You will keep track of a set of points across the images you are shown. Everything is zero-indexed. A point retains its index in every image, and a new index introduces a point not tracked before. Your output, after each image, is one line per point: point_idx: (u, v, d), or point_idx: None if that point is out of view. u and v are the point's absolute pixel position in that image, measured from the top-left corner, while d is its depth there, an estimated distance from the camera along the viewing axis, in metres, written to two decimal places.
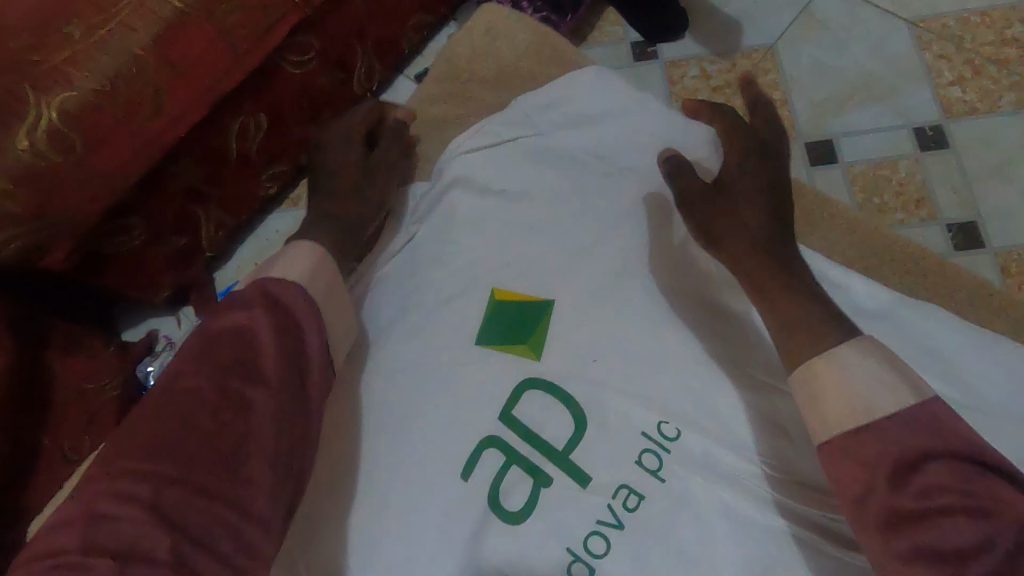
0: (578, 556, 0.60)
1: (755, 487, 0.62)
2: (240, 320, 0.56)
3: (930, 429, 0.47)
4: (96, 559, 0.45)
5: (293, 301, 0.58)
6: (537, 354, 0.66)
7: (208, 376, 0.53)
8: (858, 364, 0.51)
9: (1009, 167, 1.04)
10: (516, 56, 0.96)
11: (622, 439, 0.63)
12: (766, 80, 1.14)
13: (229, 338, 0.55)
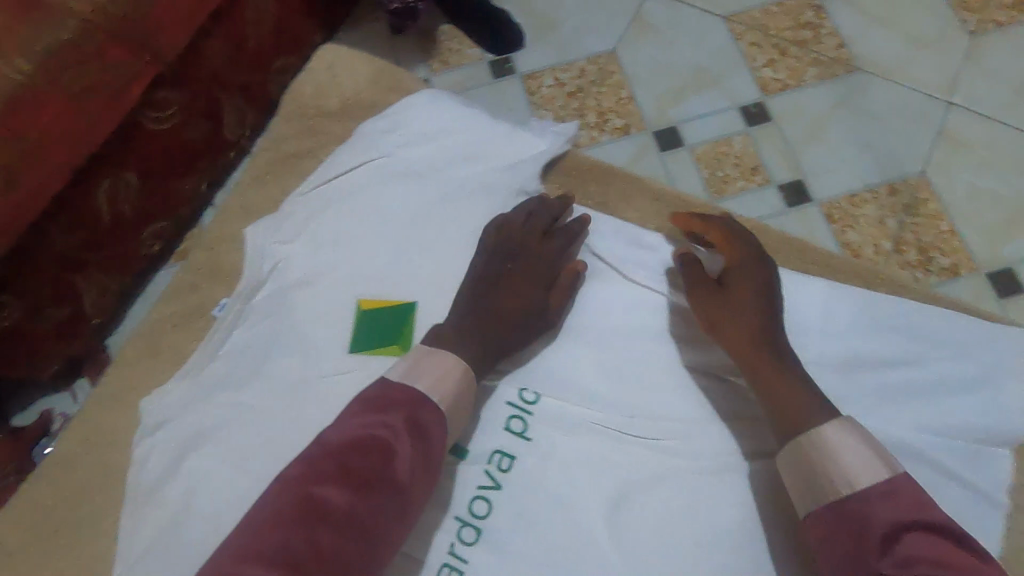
0: (464, 522, 0.81)
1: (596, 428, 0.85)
2: (373, 426, 0.67)
3: (909, 505, 0.63)
4: None
5: (433, 420, 0.70)
6: (403, 347, 0.84)
7: (363, 469, 0.64)
8: (843, 443, 0.69)
9: (821, 130, 1.20)
10: (355, 86, 1.08)
11: (495, 415, 0.86)
12: (613, 81, 1.27)
13: (355, 451, 0.65)
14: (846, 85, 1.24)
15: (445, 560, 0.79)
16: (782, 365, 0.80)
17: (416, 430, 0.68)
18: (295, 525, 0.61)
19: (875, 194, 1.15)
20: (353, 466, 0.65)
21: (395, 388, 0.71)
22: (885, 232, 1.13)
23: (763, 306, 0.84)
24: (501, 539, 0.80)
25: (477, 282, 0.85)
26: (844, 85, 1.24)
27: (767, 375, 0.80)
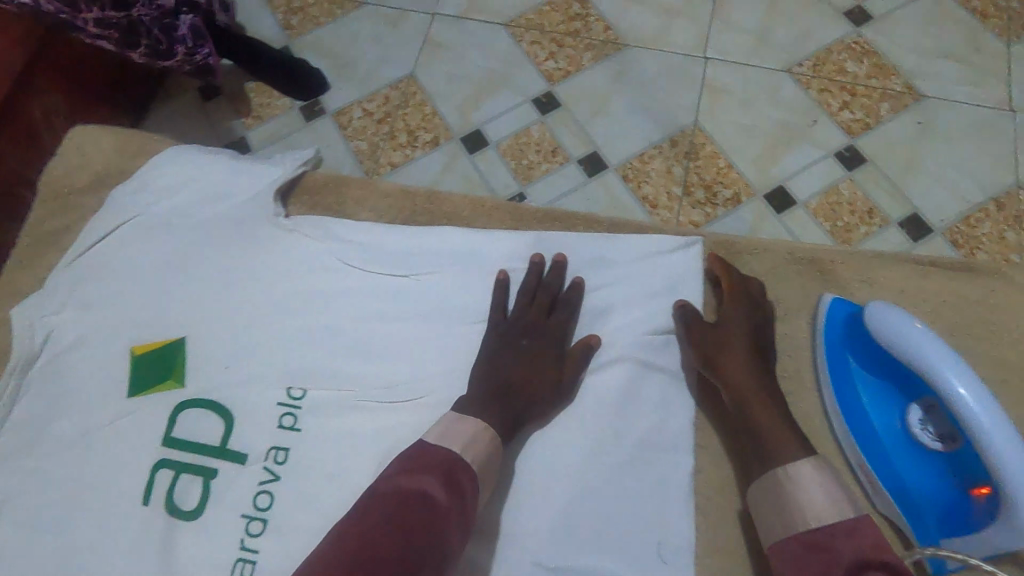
0: (251, 516, 0.59)
1: (388, 404, 0.63)
2: (423, 489, 0.47)
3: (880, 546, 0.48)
4: None
5: (465, 490, 0.50)
6: (180, 382, 0.64)
7: (424, 514, 0.45)
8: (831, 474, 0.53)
9: (605, 105, 1.31)
10: None
11: (261, 419, 0.63)
12: (417, 101, 1.35)
13: (393, 511, 0.45)
14: (618, 62, 1.34)
15: (238, 555, 0.58)
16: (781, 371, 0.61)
17: (455, 493, 0.49)
18: (356, 572, 0.41)
19: (660, 149, 1.27)
20: (363, 514, 0.46)
21: (433, 450, 0.51)
22: (673, 179, 1.26)
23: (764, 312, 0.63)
24: (290, 521, 0.59)
25: (500, 354, 0.61)
26: (617, 63, 1.34)
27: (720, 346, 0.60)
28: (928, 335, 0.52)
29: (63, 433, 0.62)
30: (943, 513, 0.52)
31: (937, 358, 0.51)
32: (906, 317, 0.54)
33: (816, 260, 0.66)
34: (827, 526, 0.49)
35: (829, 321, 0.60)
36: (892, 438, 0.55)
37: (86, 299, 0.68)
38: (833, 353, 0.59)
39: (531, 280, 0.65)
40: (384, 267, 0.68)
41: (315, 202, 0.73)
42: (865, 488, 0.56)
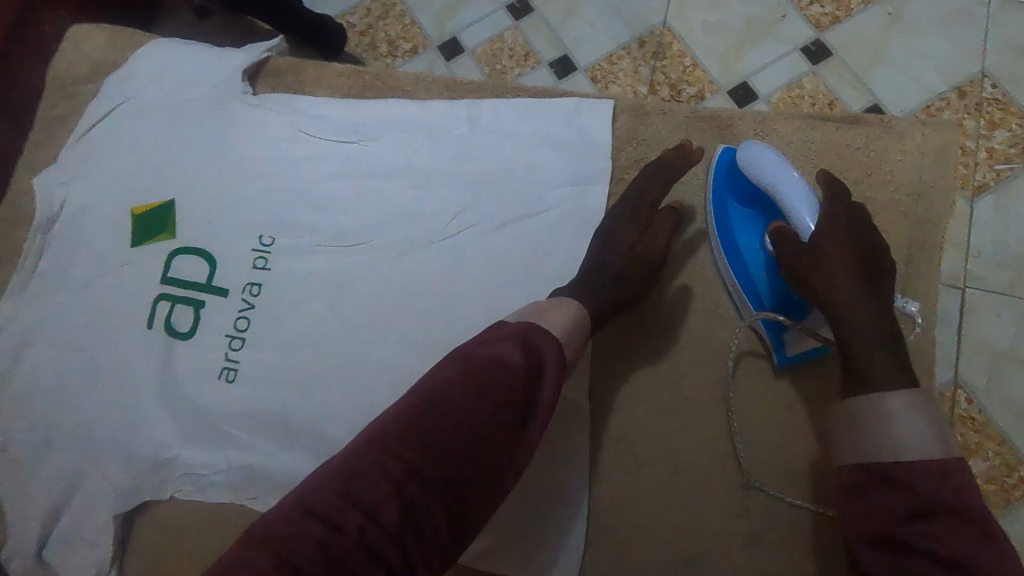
0: (233, 336, 0.73)
1: (340, 249, 0.75)
2: (535, 339, 0.57)
3: (949, 483, 0.49)
4: (381, 495, 0.49)
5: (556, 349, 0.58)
6: (173, 234, 0.77)
7: (510, 385, 0.54)
8: (900, 417, 0.53)
9: (576, 8, 1.37)
10: None
11: (238, 262, 0.75)
12: (396, 12, 1.42)
13: (524, 346, 0.56)
14: None
15: (224, 365, 0.72)
16: (873, 286, 0.59)
17: (535, 359, 0.56)
18: (481, 388, 0.53)
19: (627, 50, 1.34)
20: (497, 368, 0.55)
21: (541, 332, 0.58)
22: (640, 78, 1.32)
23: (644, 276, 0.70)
24: (264, 340, 0.73)
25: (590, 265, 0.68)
26: None
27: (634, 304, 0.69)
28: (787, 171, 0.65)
29: (81, 276, 0.77)
30: (784, 307, 0.68)
31: (789, 201, 0.64)
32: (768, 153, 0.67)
33: (716, 117, 0.76)
34: (903, 463, 0.51)
35: (719, 167, 0.73)
36: (751, 257, 0.70)
37: (90, 169, 0.80)
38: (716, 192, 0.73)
39: (626, 219, 0.70)
40: (336, 135, 0.78)
41: (279, 81, 0.83)
42: (734, 297, 0.74)
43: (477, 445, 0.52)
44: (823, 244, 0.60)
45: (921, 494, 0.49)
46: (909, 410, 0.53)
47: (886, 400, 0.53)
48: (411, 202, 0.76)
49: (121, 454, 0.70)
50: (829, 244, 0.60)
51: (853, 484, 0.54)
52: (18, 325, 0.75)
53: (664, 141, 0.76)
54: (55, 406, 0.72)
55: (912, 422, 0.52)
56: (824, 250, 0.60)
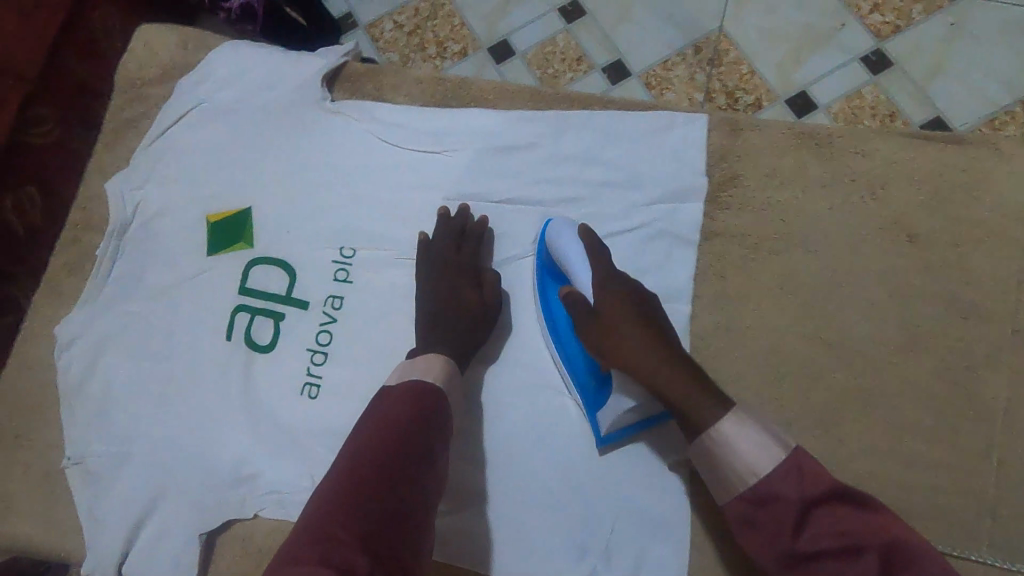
0: (314, 350, 0.71)
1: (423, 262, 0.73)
2: (393, 396, 0.58)
3: (810, 482, 0.50)
4: (324, 556, 0.43)
5: (431, 397, 0.58)
6: (250, 243, 0.75)
7: (403, 434, 0.53)
8: (736, 434, 0.53)
9: (629, 13, 1.34)
10: None
11: (317, 274, 0.73)
12: (445, 13, 1.39)
13: (412, 398, 0.57)
14: None
15: (305, 381, 0.70)
16: (649, 328, 0.60)
17: (420, 407, 0.57)
18: (382, 440, 0.52)
19: (681, 57, 1.30)
20: (376, 432, 0.53)
21: (395, 390, 0.59)
22: (695, 86, 1.29)
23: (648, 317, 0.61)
24: (346, 356, 0.71)
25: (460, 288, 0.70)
26: None
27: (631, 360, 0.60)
28: (585, 259, 0.67)
29: (155, 284, 0.75)
30: (597, 385, 0.67)
31: (587, 284, 0.66)
32: (568, 228, 0.69)
33: (814, 133, 0.71)
34: (766, 480, 0.51)
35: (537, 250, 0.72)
36: (563, 325, 0.69)
37: (164, 174, 0.78)
38: (538, 272, 0.72)
39: (449, 248, 0.71)
40: (417, 144, 0.76)
41: (355, 88, 0.80)
42: (562, 377, 0.70)
43: (402, 488, 0.49)
44: (607, 315, 0.62)
45: (791, 501, 0.50)
46: (753, 437, 0.52)
47: (721, 426, 0.54)
48: (495, 216, 0.74)
49: (201, 469, 0.68)
50: (606, 308, 0.62)
51: (744, 517, 0.52)
52: (93, 334, 0.74)
53: (756, 159, 0.71)
54: (132, 419, 0.71)
55: (749, 438, 0.52)
56: (603, 313, 0.62)
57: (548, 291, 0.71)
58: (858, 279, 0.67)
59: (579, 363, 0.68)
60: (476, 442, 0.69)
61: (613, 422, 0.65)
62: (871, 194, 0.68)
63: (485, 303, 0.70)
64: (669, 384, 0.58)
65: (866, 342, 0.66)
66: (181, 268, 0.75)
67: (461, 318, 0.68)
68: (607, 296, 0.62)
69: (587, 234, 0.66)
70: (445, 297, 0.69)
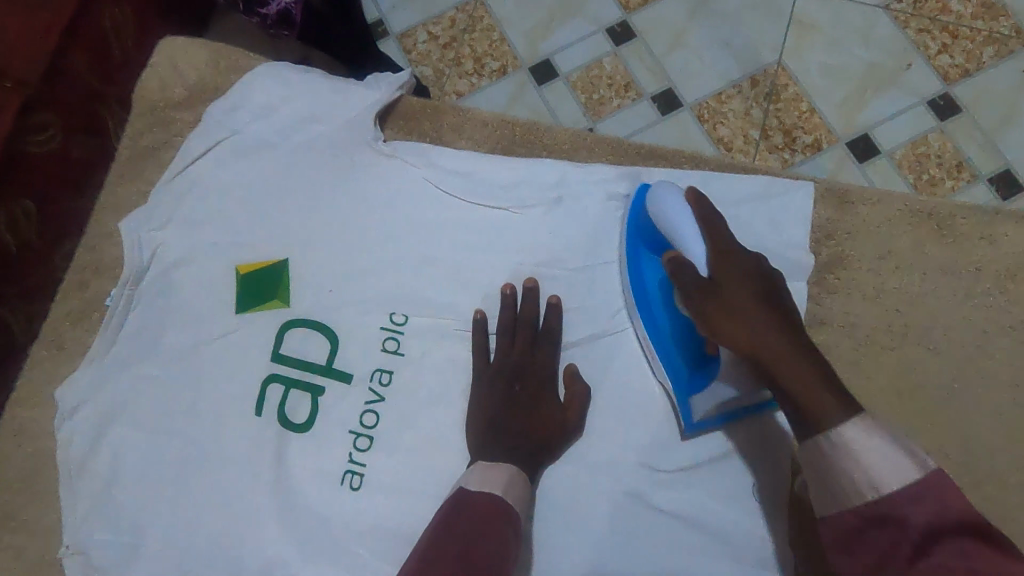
0: (358, 433, 0.62)
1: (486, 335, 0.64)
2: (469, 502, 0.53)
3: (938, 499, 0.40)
4: None
5: (505, 512, 0.53)
6: (286, 302, 0.66)
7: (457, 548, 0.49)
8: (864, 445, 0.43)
9: (683, 36, 1.16)
10: None
11: (363, 342, 0.64)
12: (483, 26, 1.21)
13: (482, 507, 0.52)
14: None
15: (347, 468, 0.62)
16: (778, 312, 0.51)
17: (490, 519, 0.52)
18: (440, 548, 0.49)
19: (739, 89, 1.13)
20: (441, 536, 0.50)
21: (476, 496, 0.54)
22: (752, 121, 1.11)
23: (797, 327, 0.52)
24: (395, 440, 0.62)
25: (523, 396, 0.61)
26: None
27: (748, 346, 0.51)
28: (698, 234, 0.57)
29: (175, 344, 0.65)
30: (692, 366, 0.61)
31: (697, 255, 0.56)
32: (679, 205, 0.59)
33: (932, 212, 0.63)
34: (887, 495, 0.41)
35: (632, 208, 0.65)
36: (655, 293, 0.63)
37: (188, 215, 0.69)
38: (629, 233, 0.65)
39: (508, 346, 0.62)
40: (483, 197, 0.67)
41: (412, 128, 0.72)
42: (646, 356, 0.64)
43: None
44: (724, 285, 0.53)
45: (911, 527, 0.40)
46: (883, 449, 0.43)
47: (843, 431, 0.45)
48: (566, 284, 0.65)
49: (221, 569, 0.59)
50: (725, 278, 0.53)
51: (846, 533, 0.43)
52: (98, 400, 0.64)
53: (871, 239, 0.63)
54: (141, 504, 0.61)
55: (872, 443, 0.43)
56: (721, 288, 0.53)
57: (640, 259, 0.64)
58: (984, 384, 0.60)
59: (682, 360, 0.61)
60: (540, 552, 0.59)
61: (710, 408, 0.60)
62: (997, 288, 0.61)
63: (561, 413, 0.61)
64: (789, 365, 0.50)
65: (991, 458, 0.58)
66: (206, 327, 0.66)
67: (533, 431, 0.59)
68: (720, 260, 0.54)
69: (698, 200, 0.58)
70: (505, 404, 0.60)
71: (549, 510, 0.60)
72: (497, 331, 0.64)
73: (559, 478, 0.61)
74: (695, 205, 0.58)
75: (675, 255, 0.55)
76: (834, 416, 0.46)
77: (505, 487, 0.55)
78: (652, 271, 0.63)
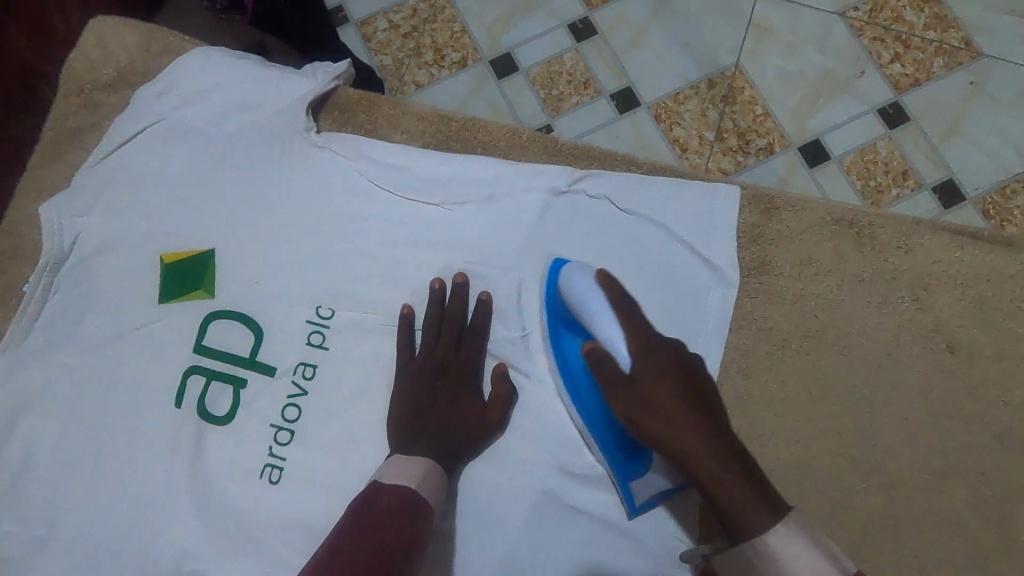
0: (279, 426, 0.62)
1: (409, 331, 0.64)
2: (383, 501, 0.52)
3: None
4: None
5: (415, 507, 0.52)
6: (210, 293, 0.65)
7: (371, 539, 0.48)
8: None
9: (643, 36, 1.16)
10: None
11: (289, 335, 0.64)
12: (445, 16, 1.19)
13: (392, 504, 0.52)
14: None
15: (266, 462, 0.61)
16: (698, 409, 0.52)
17: (402, 516, 0.51)
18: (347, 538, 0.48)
19: (695, 90, 1.13)
20: (349, 528, 0.49)
21: (386, 491, 0.53)
22: (708, 123, 1.12)
23: (698, 388, 0.54)
24: (316, 435, 0.62)
25: (443, 396, 0.61)
26: None
27: (724, 487, 0.50)
28: (608, 312, 0.59)
29: (95, 333, 0.64)
30: (624, 455, 0.60)
31: (609, 337, 0.58)
32: (586, 278, 0.61)
33: (854, 220, 0.65)
34: None
35: (545, 281, 0.64)
36: (580, 378, 0.62)
37: (112, 201, 0.67)
38: (549, 324, 0.64)
39: (431, 343, 0.63)
40: (415, 192, 0.67)
41: (348, 118, 0.71)
42: (576, 425, 0.62)
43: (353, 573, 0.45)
44: (641, 382, 0.55)
45: None
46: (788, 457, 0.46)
47: (767, 540, 0.47)
48: (493, 283, 0.65)
49: (135, 562, 0.59)
50: (643, 373, 0.55)
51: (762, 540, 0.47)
52: (9, 390, 0.62)
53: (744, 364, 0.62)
54: (54, 495, 0.60)
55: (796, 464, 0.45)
56: (642, 393, 0.54)
57: (563, 343, 0.63)
58: (894, 388, 0.61)
59: (605, 426, 0.60)
60: (457, 549, 0.59)
61: (649, 494, 0.59)
62: (911, 297, 0.63)
63: (483, 411, 0.61)
64: (729, 500, 0.49)
65: (898, 462, 0.60)
66: (127, 317, 0.64)
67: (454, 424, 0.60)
68: (643, 361, 0.55)
69: (608, 282, 0.60)
70: (418, 410, 0.60)
71: (468, 507, 0.60)
72: (423, 326, 0.64)
73: (479, 475, 0.61)
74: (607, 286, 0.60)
75: (593, 345, 0.58)
76: (760, 523, 0.47)
77: (419, 482, 0.55)
78: (568, 353, 0.63)
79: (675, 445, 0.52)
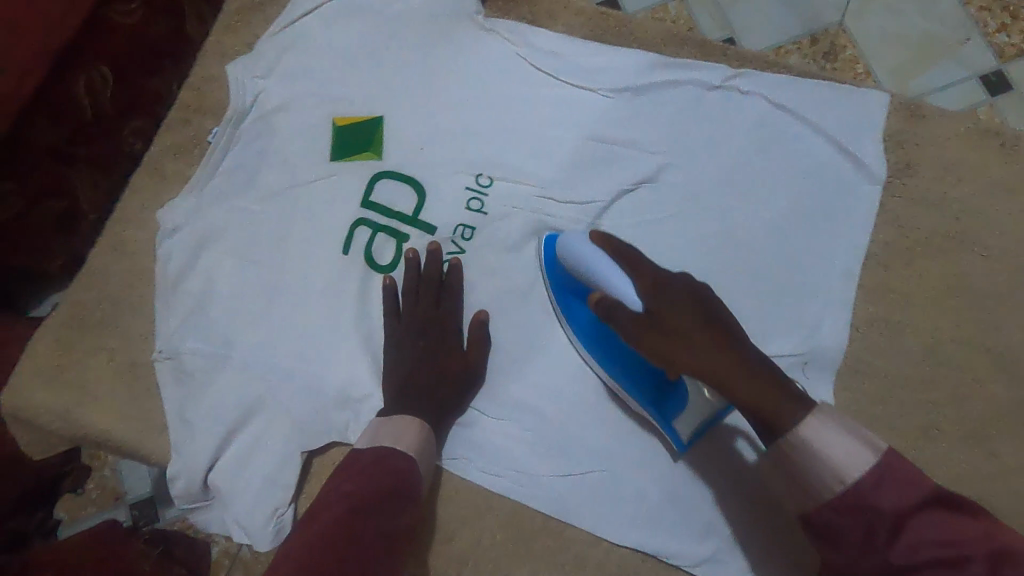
0: (438, 279, 0.67)
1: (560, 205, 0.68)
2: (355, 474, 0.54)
3: (906, 480, 0.46)
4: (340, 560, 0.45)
5: (388, 464, 0.55)
6: (378, 155, 0.69)
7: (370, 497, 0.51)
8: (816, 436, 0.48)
9: None
10: None
11: (449, 199, 0.68)
12: None
13: (368, 470, 0.54)
14: None
15: None
16: (731, 347, 0.50)
17: (378, 476, 0.53)
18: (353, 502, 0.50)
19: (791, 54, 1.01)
20: (343, 496, 0.51)
21: (364, 457, 0.56)
22: None
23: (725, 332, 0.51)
24: (471, 290, 0.67)
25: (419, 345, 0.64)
26: None
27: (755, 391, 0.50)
28: (612, 262, 0.57)
29: (272, 182, 0.69)
30: (659, 391, 0.60)
31: (620, 285, 0.56)
32: (582, 238, 0.60)
33: (999, 131, 0.67)
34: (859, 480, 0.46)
35: (548, 266, 0.64)
36: (598, 332, 0.62)
37: (291, 67, 0.72)
38: (557, 290, 0.64)
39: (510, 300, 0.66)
40: (575, 77, 0.70)
41: (511, 9, 0.75)
42: (619, 396, 0.64)
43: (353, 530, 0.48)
44: (661, 317, 0.52)
45: (885, 511, 0.45)
46: (827, 428, 0.48)
47: (802, 433, 0.48)
48: (644, 167, 0.68)
49: (304, 386, 0.64)
50: (658, 308, 0.53)
51: (838, 532, 0.47)
52: (196, 225, 0.68)
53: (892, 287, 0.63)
54: (231, 322, 0.65)
55: (833, 437, 0.47)
56: (659, 316, 0.52)
57: (569, 300, 0.64)
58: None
59: (627, 374, 0.61)
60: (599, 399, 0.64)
61: (690, 428, 0.60)
62: None
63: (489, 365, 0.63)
64: (754, 399, 0.50)
65: None
66: (302, 171, 0.69)
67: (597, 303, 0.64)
68: (659, 297, 0.53)
69: (605, 239, 0.58)
70: (453, 376, 0.63)
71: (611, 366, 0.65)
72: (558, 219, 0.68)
73: None
74: (604, 243, 0.59)
75: (602, 296, 0.56)
76: (792, 416, 0.48)
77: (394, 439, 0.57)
78: (578, 317, 0.64)
79: (715, 378, 0.50)
